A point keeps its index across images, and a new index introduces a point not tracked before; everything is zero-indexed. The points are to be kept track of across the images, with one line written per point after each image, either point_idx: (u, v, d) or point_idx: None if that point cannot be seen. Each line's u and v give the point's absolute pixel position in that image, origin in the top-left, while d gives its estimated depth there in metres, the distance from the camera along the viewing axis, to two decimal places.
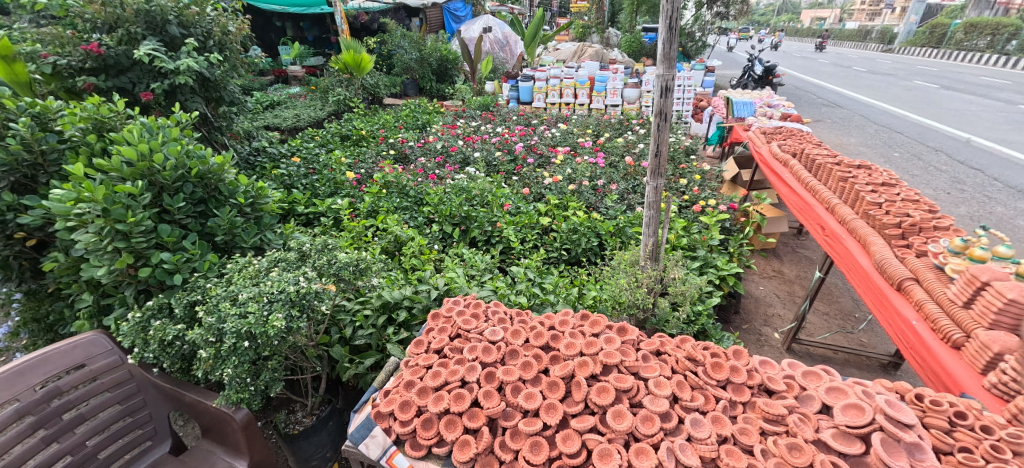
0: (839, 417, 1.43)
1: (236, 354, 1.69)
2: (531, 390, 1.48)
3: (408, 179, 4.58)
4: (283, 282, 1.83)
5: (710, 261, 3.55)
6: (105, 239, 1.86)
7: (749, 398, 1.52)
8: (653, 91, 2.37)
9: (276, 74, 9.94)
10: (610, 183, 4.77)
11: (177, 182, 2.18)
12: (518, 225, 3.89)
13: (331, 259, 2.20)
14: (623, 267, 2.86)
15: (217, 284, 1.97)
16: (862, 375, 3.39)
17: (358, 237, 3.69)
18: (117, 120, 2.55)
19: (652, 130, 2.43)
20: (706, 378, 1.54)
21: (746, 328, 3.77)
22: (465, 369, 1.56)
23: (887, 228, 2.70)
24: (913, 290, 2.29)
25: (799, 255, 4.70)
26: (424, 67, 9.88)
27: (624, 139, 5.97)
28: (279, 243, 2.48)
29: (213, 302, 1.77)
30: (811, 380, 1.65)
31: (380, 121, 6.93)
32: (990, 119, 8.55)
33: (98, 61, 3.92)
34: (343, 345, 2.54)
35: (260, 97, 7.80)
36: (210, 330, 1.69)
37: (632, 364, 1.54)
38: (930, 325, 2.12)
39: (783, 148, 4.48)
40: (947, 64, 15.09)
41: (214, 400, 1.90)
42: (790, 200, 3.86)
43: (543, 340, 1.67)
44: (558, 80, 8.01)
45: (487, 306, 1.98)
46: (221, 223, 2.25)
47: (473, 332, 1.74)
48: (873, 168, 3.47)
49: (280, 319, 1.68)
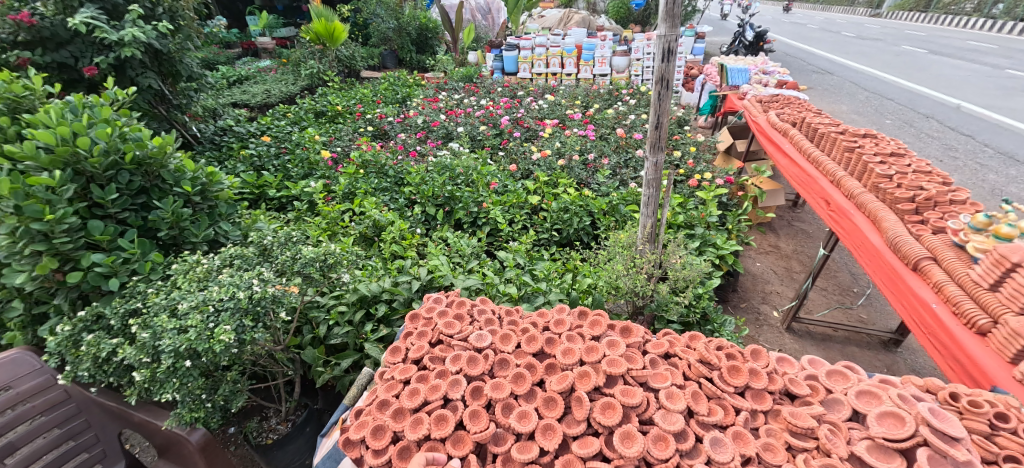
0: (875, 427, 1.26)
1: (179, 375, 1.46)
2: (525, 408, 1.28)
3: (386, 157, 4.28)
4: (234, 285, 1.55)
5: (709, 239, 3.36)
6: (19, 241, 1.63)
7: (771, 407, 1.35)
8: (653, 55, 2.12)
9: (245, 47, 9.38)
10: (601, 157, 4.53)
11: (110, 170, 1.91)
12: (505, 205, 3.65)
13: (294, 254, 1.95)
14: (619, 250, 2.65)
15: (160, 288, 1.72)
16: (863, 353, 3.27)
17: (333, 222, 3.42)
18: (35, 100, 2.25)
19: (653, 98, 2.18)
20: (723, 385, 1.36)
21: (745, 306, 3.62)
22: (448, 384, 1.35)
23: (899, 203, 2.52)
24: (931, 270, 2.12)
25: (796, 229, 4.54)
26: (402, 37, 9.36)
27: (614, 110, 5.70)
28: (237, 235, 2.22)
29: (150, 315, 1.52)
30: (836, 381, 1.47)
31: (357, 95, 6.52)
32: (978, 84, 8.42)
33: (31, 33, 3.52)
34: (316, 346, 2.32)
35: (227, 72, 7.31)
36: (144, 348, 1.44)
37: (640, 373, 1.34)
38: (952, 309, 1.96)
39: (781, 117, 4.25)
40: (935, 29, 14.89)
41: (166, 420, 1.69)
42: (791, 173, 3.67)
43: (537, 346, 1.47)
44: (544, 49, 7.63)
45: (472, 304, 1.76)
46: (165, 216, 1.98)
47: (456, 338, 1.53)
48: (880, 137, 3.27)
49: (229, 332, 1.44)
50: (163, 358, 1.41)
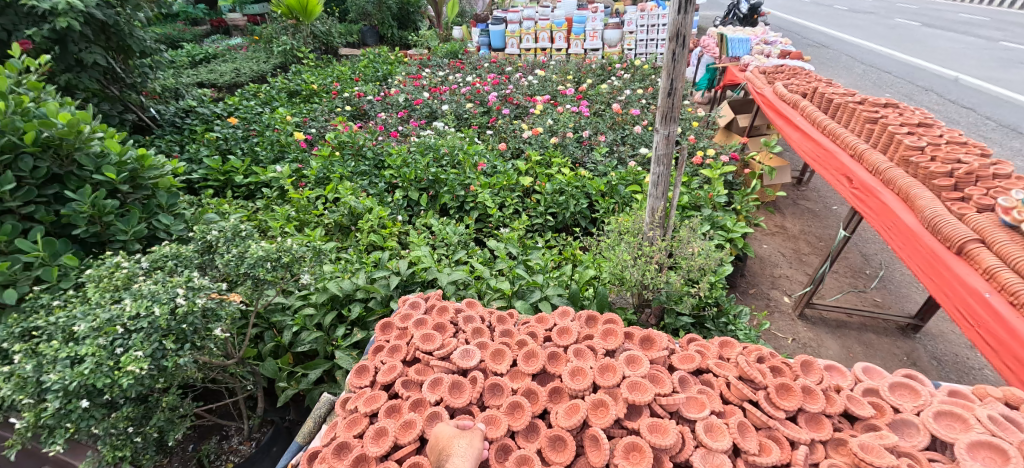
0: (969, 462, 0.99)
1: (73, 419, 1.17)
2: (525, 451, 0.99)
3: (364, 138, 3.91)
4: (153, 297, 1.24)
5: (717, 221, 3.08)
6: None
7: (833, 436, 1.08)
8: (667, 7, 1.80)
9: (215, 24, 8.79)
10: (596, 134, 4.21)
11: (6, 155, 1.57)
12: (495, 187, 3.33)
13: (243, 250, 1.63)
14: (623, 237, 2.36)
15: (71, 299, 1.40)
16: (882, 341, 3.04)
17: (304, 211, 3.08)
18: None
19: (666, 59, 1.87)
20: (772, 410, 1.09)
21: (754, 292, 3.37)
22: (424, 420, 1.07)
23: (935, 179, 2.25)
24: (981, 255, 1.86)
25: (802, 208, 4.29)
26: (382, 11, 8.84)
27: (609, 84, 5.35)
28: (179, 229, 1.89)
29: (41, 341, 1.22)
30: (902, 397, 1.21)
31: (334, 73, 6.08)
32: (974, 56, 8.21)
33: None
34: (280, 355, 2.02)
35: (193, 50, 6.80)
36: (27, 385, 1.13)
37: (670, 400, 1.06)
38: (1009, 299, 1.71)
39: (789, 87, 3.95)
40: (927, 1, 14.63)
41: (84, 460, 1.39)
42: (803, 148, 3.39)
43: (537, 365, 1.18)
44: (532, 22, 7.21)
45: (457, 309, 1.46)
46: (82, 209, 1.64)
47: (436, 355, 1.24)
48: (902, 107, 2.99)
49: (139, 360, 1.13)
50: (47, 399, 1.11)
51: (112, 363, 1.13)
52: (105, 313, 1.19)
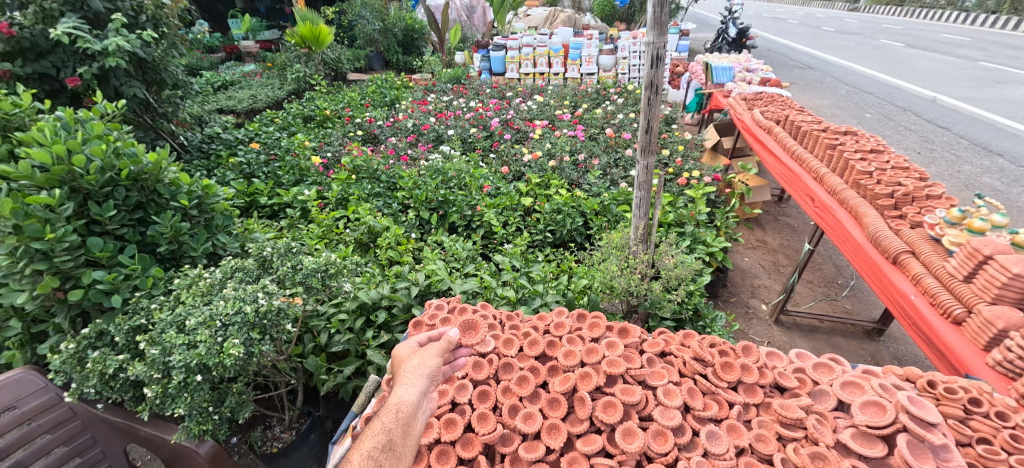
0: (858, 416, 1.35)
1: (188, 389, 1.53)
2: (530, 410, 1.36)
3: (379, 162, 4.26)
4: (240, 299, 1.62)
5: (699, 237, 3.44)
6: (20, 261, 1.63)
7: (763, 400, 1.44)
8: (642, 61, 2.19)
9: (228, 51, 9.23)
10: (591, 157, 4.58)
11: (106, 187, 1.92)
12: (499, 207, 3.69)
13: (296, 265, 2.00)
14: (613, 251, 2.71)
15: (164, 303, 1.75)
16: (848, 344, 3.33)
17: (328, 230, 3.42)
18: (25, 115, 2.21)
19: (643, 103, 2.26)
20: (717, 381, 1.44)
21: (734, 301, 3.69)
22: (455, 389, 1.43)
23: (879, 199, 2.60)
24: (910, 264, 2.19)
25: (781, 223, 4.63)
26: (388, 38, 9.32)
27: (603, 109, 5.75)
28: (234, 247, 2.26)
29: (157, 331, 1.57)
30: (822, 373, 1.56)
31: (345, 99, 6.47)
32: (953, 75, 8.57)
33: (8, 44, 3.17)
34: (317, 355, 2.35)
35: (211, 78, 7.21)
36: (154, 365, 1.50)
37: (639, 372, 1.42)
38: (930, 301, 2.03)
39: (765, 114, 4.34)
40: (911, 22, 15.17)
41: (174, 434, 1.71)
42: (776, 170, 3.75)
43: (538, 349, 1.54)
44: (531, 49, 7.66)
45: (473, 309, 1.82)
46: (164, 230, 2.00)
47: (460, 342, 1.60)
48: (860, 135, 3.37)
49: (238, 346, 1.50)
50: (174, 373, 1.48)
51: (219, 348, 1.49)
52: (207, 311, 1.56)
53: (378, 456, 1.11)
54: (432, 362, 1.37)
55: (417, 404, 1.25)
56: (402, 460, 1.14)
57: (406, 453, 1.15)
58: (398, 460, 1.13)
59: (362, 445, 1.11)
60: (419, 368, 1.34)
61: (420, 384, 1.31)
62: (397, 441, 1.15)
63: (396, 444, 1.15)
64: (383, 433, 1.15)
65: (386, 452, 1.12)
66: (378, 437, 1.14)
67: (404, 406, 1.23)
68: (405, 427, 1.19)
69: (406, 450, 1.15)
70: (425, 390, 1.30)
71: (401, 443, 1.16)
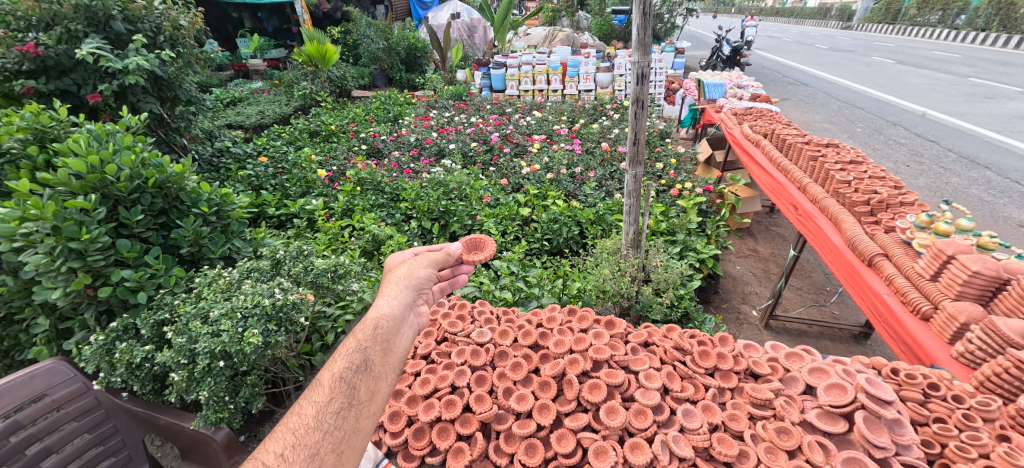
0: (823, 397, 1.48)
1: (212, 374, 1.76)
2: (523, 391, 1.56)
3: (382, 175, 4.42)
4: (257, 294, 1.88)
5: (690, 244, 3.58)
6: (57, 259, 1.79)
7: (737, 384, 1.60)
8: (629, 78, 2.38)
9: (237, 69, 9.51)
10: (587, 170, 4.74)
11: (134, 193, 2.10)
12: (498, 217, 3.86)
13: (307, 266, 2.16)
14: (605, 257, 2.86)
15: (186, 299, 1.94)
16: (835, 348, 3.32)
17: (334, 238, 3.57)
18: (60, 128, 2.42)
19: (630, 117, 2.44)
20: (694, 367, 1.62)
21: (725, 307, 3.70)
22: (454, 374, 1.65)
23: (857, 206, 2.75)
24: (883, 265, 2.30)
25: (772, 233, 4.76)
26: (392, 57, 9.61)
27: (599, 124, 5.95)
28: (248, 251, 2.42)
29: (183, 322, 1.80)
30: (794, 362, 1.70)
31: (349, 115, 6.68)
32: (942, 91, 8.78)
33: (36, 63, 3.36)
34: (325, 352, 2.41)
35: (220, 95, 7.46)
36: (181, 351, 1.73)
37: (622, 358, 1.61)
38: (901, 299, 2.13)
39: (754, 128, 4.52)
40: (903, 40, 15.51)
41: (192, 421, 1.83)
42: (763, 181, 3.91)
43: (531, 340, 1.75)
44: (530, 67, 7.91)
45: (473, 307, 2.06)
46: (185, 234, 2.17)
47: (460, 335, 1.83)
48: (841, 147, 3.54)
49: (256, 335, 1.75)
50: (199, 359, 1.72)
51: (240, 337, 1.74)
52: (226, 306, 1.80)
53: (350, 376, 1.10)
54: (414, 272, 1.48)
55: (393, 320, 1.28)
56: (381, 379, 1.14)
57: (384, 373, 1.16)
58: (375, 379, 1.13)
59: (334, 365, 1.12)
60: (403, 278, 1.45)
61: (402, 296, 1.38)
62: (373, 360, 1.16)
63: (373, 363, 1.15)
64: (357, 353, 1.15)
65: (361, 372, 1.13)
66: (352, 358, 1.14)
67: (380, 323, 1.25)
68: (382, 347, 1.20)
69: (384, 369, 1.16)
70: (407, 300, 1.39)
71: (378, 362, 1.17)
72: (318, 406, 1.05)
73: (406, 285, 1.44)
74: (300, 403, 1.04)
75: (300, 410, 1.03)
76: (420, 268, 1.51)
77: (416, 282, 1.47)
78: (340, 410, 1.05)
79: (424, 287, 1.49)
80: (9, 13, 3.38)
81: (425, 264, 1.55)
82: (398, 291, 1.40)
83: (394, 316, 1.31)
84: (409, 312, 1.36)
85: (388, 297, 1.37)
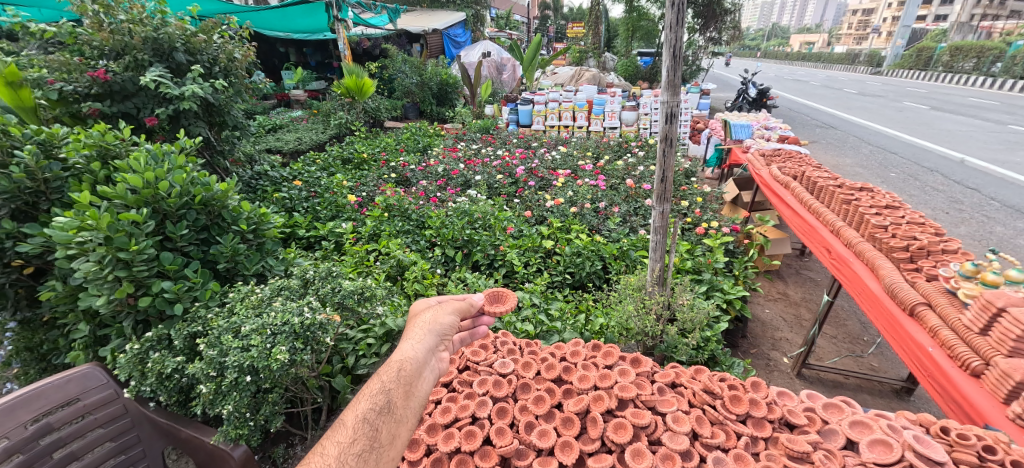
0: (866, 454, 1.41)
1: (238, 389, 1.79)
2: (545, 427, 1.56)
3: (410, 202, 4.45)
4: (287, 313, 1.93)
5: (716, 284, 3.48)
6: (106, 268, 1.89)
7: (771, 434, 1.55)
8: (658, 117, 2.40)
9: (279, 98, 10.07)
10: (611, 205, 4.71)
11: (181, 209, 2.24)
12: (521, 248, 3.84)
13: (335, 287, 2.19)
14: (630, 293, 2.81)
15: (218, 314, 2.03)
16: (876, 402, 3.08)
17: (360, 261, 3.59)
18: (122, 147, 2.60)
19: (658, 154, 2.44)
20: (725, 412, 1.58)
21: (755, 352, 3.52)
22: (475, 404, 1.65)
23: (895, 252, 2.63)
24: (926, 315, 2.17)
25: (803, 277, 4.58)
26: (424, 91, 9.96)
27: (624, 161, 5.95)
28: (280, 269, 2.50)
29: (215, 335, 1.87)
30: (832, 413, 1.62)
31: (381, 144, 6.86)
32: (982, 138, 8.47)
33: (103, 87, 3.62)
34: (344, 375, 2.39)
35: (262, 121, 7.82)
36: (211, 364, 1.80)
37: (649, 398, 1.61)
38: (948, 353, 1.99)
39: (783, 170, 4.43)
40: (936, 86, 15.29)
41: (213, 436, 1.83)
42: (793, 223, 3.79)
43: (554, 373, 1.77)
44: (557, 104, 8.00)
45: (496, 337, 2.07)
46: (223, 250, 2.29)
47: (483, 364, 1.85)
48: (876, 191, 3.44)
49: (284, 352, 1.80)
50: (227, 373, 1.76)
51: (267, 356, 1.78)
52: (260, 322, 1.88)
53: (374, 418, 1.11)
54: (438, 318, 1.48)
55: (417, 364, 1.29)
56: (402, 422, 1.15)
57: (406, 416, 1.17)
58: (398, 422, 1.14)
59: (358, 405, 1.12)
60: (428, 322, 1.45)
61: (426, 341, 1.39)
62: (396, 403, 1.17)
63: (396, 406, 1.17)
64: (381, 394, 1.16)
65: (384, 414, 1.13)
66: (376, 399, 1.15)
67: (404, 366, 1.26)
68: (405, 389, 1.21)
69: (406, 412, 1.17)
70: (431, 345, 1.39)
71: (401, 405, 1.18)
72: (341, 447, 1.05)
73: (430, 329, 1.43)
74: (323, 443, 1.04)
75: (322, 451, 1.03)
76: (445, 313, 1.50)
77: (440, 328, 1.47)
78: (362, 452, 1.05)
79: (448, 333, 1.49)
80: (86, 43, 3.67)
81: (449, 311, 1.54)
82: (422, 335, 1.40)
83: (418, 359, 1.31)
84: (432, 356, 1.37)
85: (412, 340, 1.38)
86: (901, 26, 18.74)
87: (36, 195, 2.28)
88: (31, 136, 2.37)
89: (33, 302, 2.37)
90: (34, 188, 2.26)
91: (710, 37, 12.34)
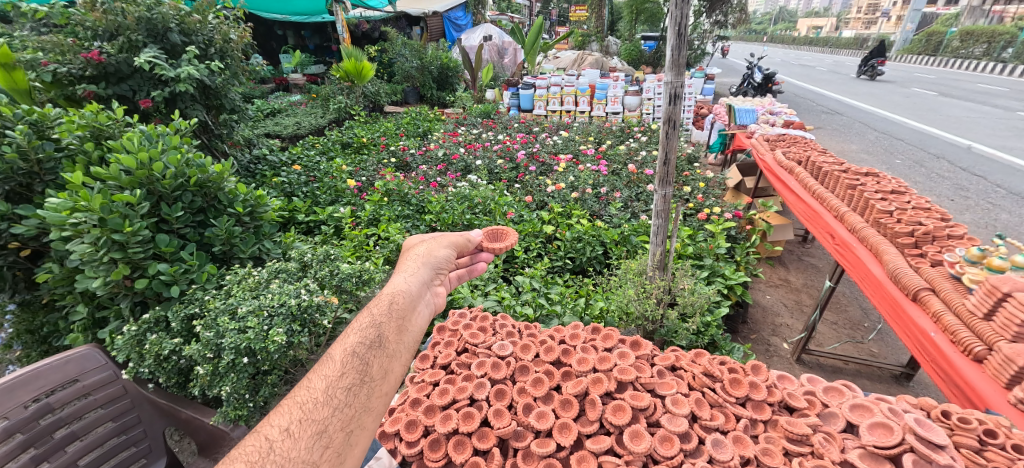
0: (866, 437, 1.41)
1: (235, 370, 1.79)
2: (543, 410, 1.55)
3: (410, 187, 4.40)
4: (283, 295, 1.93)
5: (717, 269, 3.46)
6: (101, 250, 1.88)
7: (771, 417, 1.54)
8: (661, 98, 2.34)
9: (277, 82, 9.93)
10: (613, 191, 4.67)
11: (176, 191, 2.22)
12: (521, 233, 3.82)
13: (333, 270, 2.18)
14: (630, 277, 2.79)
15: (216, 295, 2.02)
16: (875, 388, 3.08)
17: (359, 246, 3.58)
18: (116, 127, 2.57)
19: (661, 136, 2.38)
20: (725, 395, 1.57)
21: (755, 338, 3.51)
22: (473, 386, 1.64)
23: (899, 237, 2.60)
24: (929, 300, 2.15)
25: (805, 263, 4.56)
26: (424, 75, 9.83)
27: (626, 146, 5.88)
28: (278, 252, 2.49)
29: (212, 317, 1.86)
30: (833, 396, 1.61)
31: (381, 129, 6.80)
32: (989, 125, 8.34)
33: (98, 69, 3.56)
34: None
35: (260, 105, 7.72)
36: (208, 345, 1.79)
37: (648, 381, 1.61)
38: (950, 338, 1.97)
39: (787, 155, 4.38)
40: (945, 72, 15.05)
41: (212, 416, 1.92)
42: (797, 208, 3.76)
43: (554, 356, 1.76)
44: (558, 88, 7.87)
45: (494, 320, 2.06)
46: (219, 233, 2.27)
47: (481, 346, 1.83)
48: (882, 176, 3.39)
49: (281, 333, 1.79)
50: (224, 354, 1.76)
51: (264, 337, 1.78)
52: (256, 304, 1.86)
53: (363, 352, 1.10)
54: (433, 251, 1.52)
55: (409, 297, 1.30)
56: (394, 356, 1.14)
57: (399, 351, 1.15)
58: (389, 357, 1.12)
59: (347, 341, 1.11)
60: (422, 256, 1.49)
61: (419, 274, 1.41)
62: (387, 338, 1.15)
63: (387, 340, 1.15)
64: (371, 329, 1.15)
65: (375, 348, 1.12)
66: (366, 333, 1.14)
67: (396, 299, 1.27)
68: (397, 324, 1.20)
69: (399, 347, 1.15)
70: (425, 279, 1.41)
71: (392, 340, 1.16)
72: (329, 380, 1.03)
73: (425, 262, 1.47)
74: (311, 376, 1.03)
75: (309, 384, 1.02)
76: (440, 247, 1.55)
77: (435, 261, 1.50)
78: (351, 386, 1.04)
79: (442, 267, 1.52)
80: (78, 23, 3.60)
81: (445, 245, 1.59)
82: (416, 269, 1.42)
83: (410, 293, 1.32)
84: (425, 290, 1.39)
85: (406, 273, 1.40)
86: (911, 10, 18.39)
87: (29, 177, 2.26)
88: (22, 116, 2.35)
89: (32, 285, 2.36)
90: (27, 170, 2.24)
91: (716, 21, 12.15)
